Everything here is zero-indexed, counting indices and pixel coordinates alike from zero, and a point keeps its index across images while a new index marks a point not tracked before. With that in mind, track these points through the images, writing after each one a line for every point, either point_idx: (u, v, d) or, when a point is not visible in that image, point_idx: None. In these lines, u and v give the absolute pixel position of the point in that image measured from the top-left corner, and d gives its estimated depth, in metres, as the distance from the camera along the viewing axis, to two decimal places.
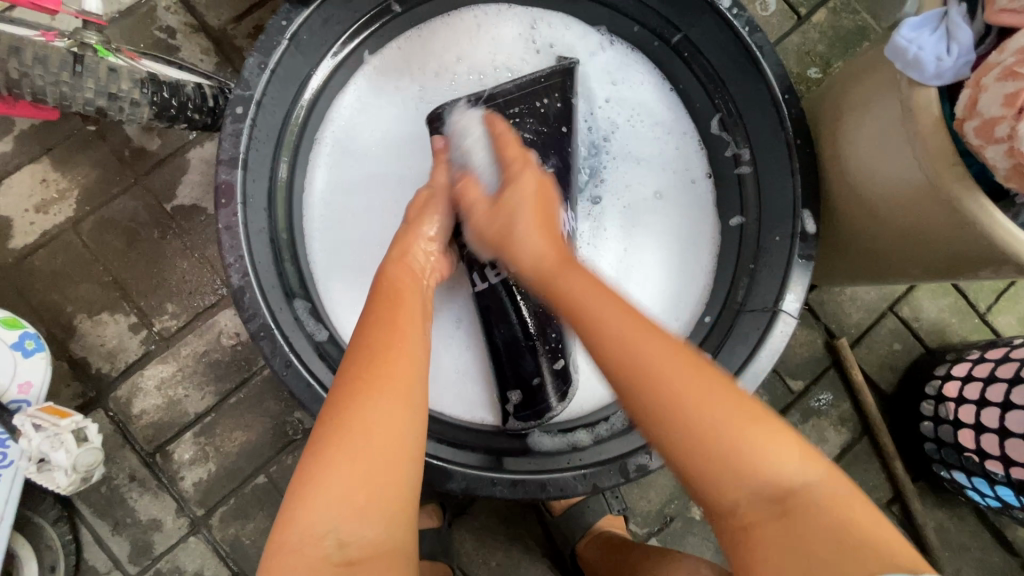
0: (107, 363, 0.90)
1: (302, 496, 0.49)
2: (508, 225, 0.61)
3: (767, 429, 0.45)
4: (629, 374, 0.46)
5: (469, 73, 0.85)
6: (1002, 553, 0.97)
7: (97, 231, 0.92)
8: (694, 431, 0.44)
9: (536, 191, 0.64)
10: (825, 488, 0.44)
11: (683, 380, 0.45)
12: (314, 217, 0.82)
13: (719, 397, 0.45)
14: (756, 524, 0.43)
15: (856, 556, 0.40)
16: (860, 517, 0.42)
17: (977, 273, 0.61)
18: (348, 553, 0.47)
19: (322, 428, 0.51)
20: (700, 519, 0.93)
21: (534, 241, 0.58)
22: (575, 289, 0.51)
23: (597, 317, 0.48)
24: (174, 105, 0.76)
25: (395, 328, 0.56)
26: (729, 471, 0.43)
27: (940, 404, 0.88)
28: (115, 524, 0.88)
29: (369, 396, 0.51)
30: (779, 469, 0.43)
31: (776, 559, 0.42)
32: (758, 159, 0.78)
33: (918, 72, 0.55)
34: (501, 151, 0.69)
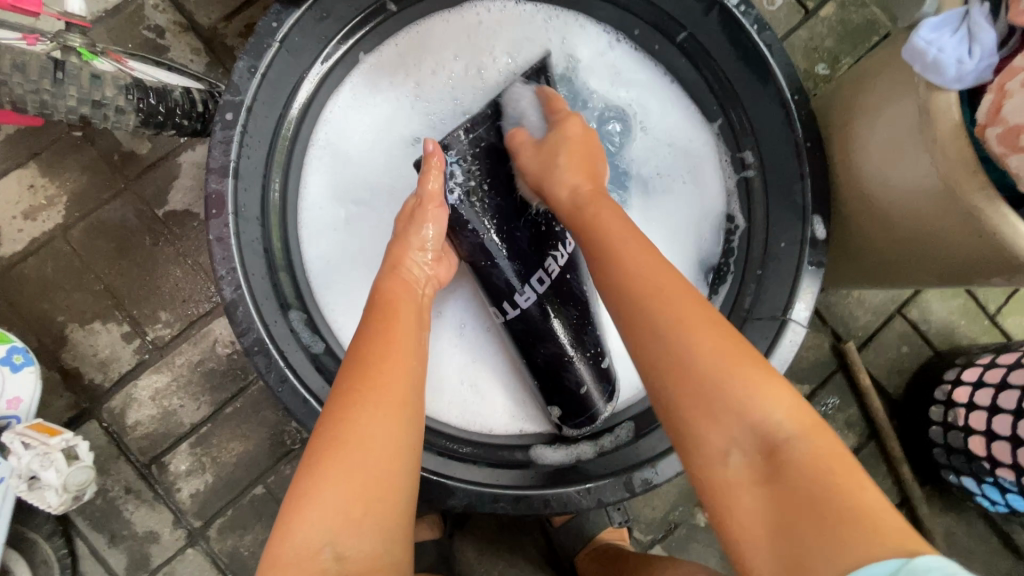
0: (100, 373, 0.88)
1: (297, 510, 0.47)
2: (552, 163, 0.64)
3: (751, 376, 0.46)
4: (647, 307, 0.49)
5: (467, 68, 0.81)
6: (1010, 557, 0.96)
7: (88, 238, 0.89)
8: (695, 365, 0.47)
9: (582, 141, 0.66)
10: (810, 445, 0.44)
11: (693, 318, 0.48)
12: (308, 223, 0.79)
13: (712, 338, 0.47)
14: (741, 474, 0.45)
15: (839, 524, 0.41)
16: (839, 474, 0.43)
17: (989, 281, 0.60)
18: (347, 569, 0.46)
19: (317, 442, 0.50)
20: (704, 526, 0.92)
21: (574, 181, 0.62)
22: (603, 215, 0.57)
23: (622, 260, 0.53)
24: (162, 112, 0.74)
25: (388, 338, 0.55)
26: (726, 409, 0.46)
27: (950, 409, 0.86)
28: (111, 537, 0.87)
29: (364, 409, 0.50)
30: (770, 416, 0.45)
31: (758, 511, 0.44)
32: (764, 162, 0.76)
33: (938, 75, 0.53)
34: (551, 103, 0.69)
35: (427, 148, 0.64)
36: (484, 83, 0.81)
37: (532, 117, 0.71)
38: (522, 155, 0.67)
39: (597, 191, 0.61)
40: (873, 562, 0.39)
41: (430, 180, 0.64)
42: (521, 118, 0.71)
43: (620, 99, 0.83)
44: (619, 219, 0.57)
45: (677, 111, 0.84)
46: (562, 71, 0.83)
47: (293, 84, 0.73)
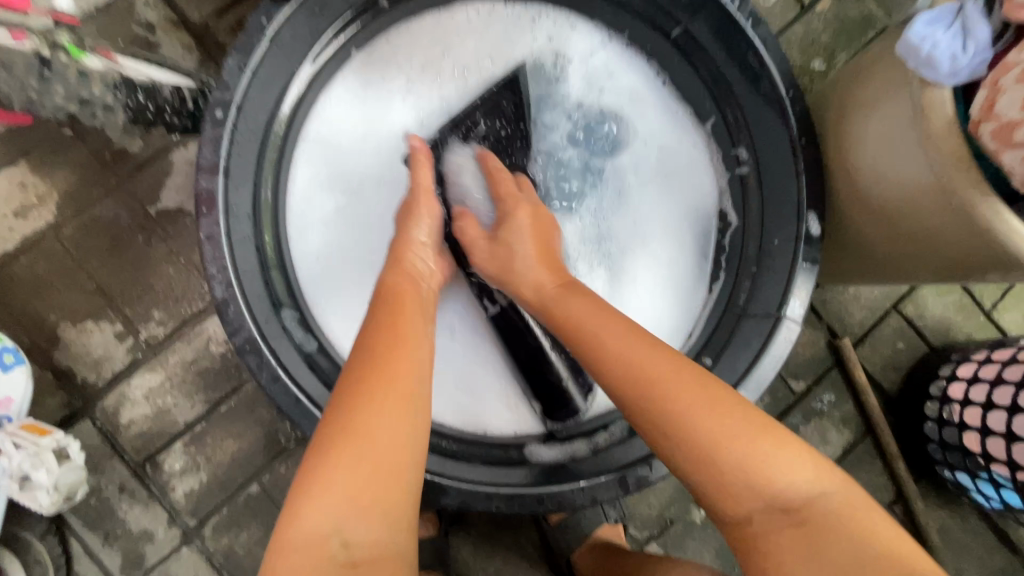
0: (93, 373, 0.88)
1: (304, 496, 0.47)
2: (512, 257, 0.66)
3: (770, 438, 0.48)
4: (653, 399, 0.50)
5: (455, 69, 0.82)
6: (1005, 552, 0.96)
7: (80, 236, 0.89)
8: (711, 449, 0.47)
9: (534, 224, 0.68)
10: (837, 496, 0.46)
11: (693, 400, 0.49)
12: (297, 219, 0.77)
13: (727, 413, 0.48)
14: (773, 534, 0.46)
15: (879, 561, 0.43)
16: (865, 519, 0.45)
17: (983, 277, 0.59)
18: (353, 555, 0.46)
19: (327, 429, 0.49)
20: (699, 522, 0.92)
21: (541, 276, 0.64)
22: (582, 315, 0.58)
23: (616, 351, 0.53)
24: (151, 109, 0.73)
25: (398, 330, 0.55)
26: (750, 487, 0.46)
27: (945, 405, 0.86)
28: (106, 536, 0.87)
29: (374, 399, 0.50)
30: (793, 480, 0.46)
31: (793, 557, 0.45)
32: (758, 159, 0.76)
33: (932, 70, 0.53)
34: (496, 187, 0.72)
35: (414, 144, 0.73)
36: (472, 82, 0.82)
37: (478, 199, 0.76)
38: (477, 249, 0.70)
39: (560, 285, 0.63)
40: None
41: (420, 174, 0.71)
42: (469, 203, 0.76)
43: (604, 99, 0.83)
44: (596, 309, 0.58)
45: (669, 108, 0.83)
46: (548, 74, 0.82)
47: (284, 81, 0.73)
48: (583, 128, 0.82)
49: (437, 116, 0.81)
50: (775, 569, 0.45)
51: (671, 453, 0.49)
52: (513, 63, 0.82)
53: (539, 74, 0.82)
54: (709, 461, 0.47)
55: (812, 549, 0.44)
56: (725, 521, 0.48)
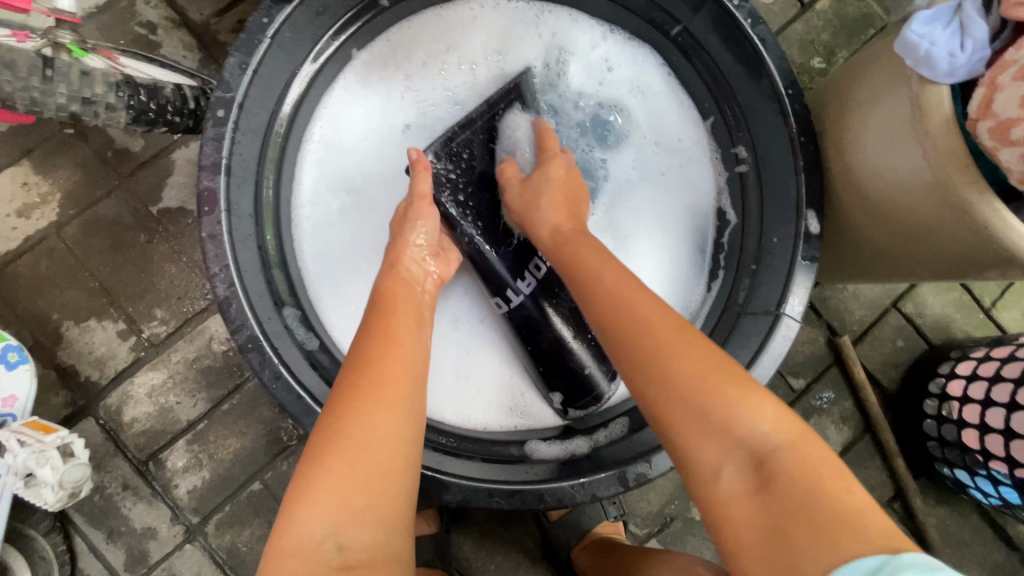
0: (96, 371, 0.89)
1: (299, 501, 0.47)
2: (534, 199, 0.68)
3: (739, 390, 0.47)
4: (628, 322, 0.52)
5: (459, 63, 0.82)
6: (1003, 548, 0.97)
7: (82, 235, 0.89)
8: (674, 374, 0.48)
9: (565, 179, 0.70)
10: (794, 450, 0.45)
11: (662, 327, 0.51)
12: (304, 221, 0.79)
13: (700, 355, 0.49)
14: (733, 489, 0.45)
15: (826, 524, 0.41)
16: (829, 480, 0.43)
17: (983, 275, 0.59)
18: (349, 559, 0.46)
19: (319, 436, 0.50)
20: (699, 519, 0.92)
21: (557, 219, 0.66)
22: (584, 255, 0.60)
23: (599, 285, 0.56)
24: (153, 108, 0.73)
25: (390, 334, 0.56)
26: (711, 422, 0.46)
27: (944, 402, 0.87)
28: (110, 533, 0.87)
29: (365, 404, 0.50)
30: (755, 428, 0.46)
31: (750, 519, 0.44)
32: (759, 157, 0.76)
33: (929, 69, 0.53)
34: (543, 141, 0.73)
35: (412, 156, 0.69)
36: (478, 76, 0.82)
37: (525, 154, 0.76)
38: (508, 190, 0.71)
39: (578, 228, 0.65)
40: (860, 555, 0.39)
41: (420, 183, 0.68)
42: (515, 156, 0.76)
43: (606, 90, 0.83)
44: (600, 255, 0.59)
45: (671, 104, 0.84)
46: (550, 67, 0.83)
47: (285, 81, 0.73)
48: (587, 118, 0.82)
49: (442, 109, 0.81)
50: (737, 526, 0.44)
51: (641, 392, 0.50)
52: (516, 58, 0.82)
53: (541, 68, 0.82)
54: (676, 398, 0.48)
55: (772, 509, 0.43)
56: (692, 479, 0.48)
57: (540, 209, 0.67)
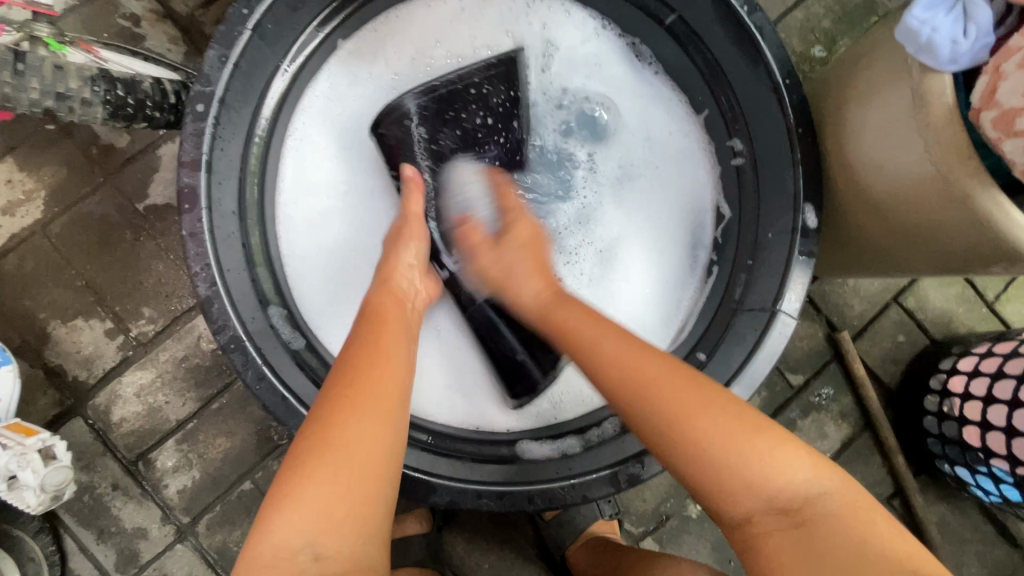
0: (84, 370, 0.88)
1: (275, 511, 0.46)
2: (506, 270, 0.66)
3: (764, 432, 0.49)
4: (655, 397, 0.50)
5: (448, 57, 0.81)
6: (1005, 545, 0.95)
7: (68, 233, 0.88)
8: (705, 445, 0.48)
9: (533, 240, 0.68)
10: (839, 496, 0.47)
11: (686, 399, 0.50)
12: (288, 216, 0.77)
13: (734, 416, 0.49)
14: (772, 532, 0.47)
15: (872, 559, 0.44)
16: (870, 520, 0.46)
17: (985, 270, 0.57)
18: (325, 567, 0.45)
19: (302, 444, 0.48)
20: (696, 517, 0.91)
21: (529, 289, 0.64)
22: (575, 319, 0.59)
23: (608, 353, 0.54)
24: (131, 103, 0.72)
25: (380, 348, 0.54)
26: (752, 481, 0.47)
27: (945, 399, 0.85)
28: (100, 533, 0.86)
29: (349, 415, 0.49)
30: (794, 478, 0.47)
31: (799, 560, 0.46)
32: (754, 150, 0.74)
33: (931, 56, 0.51)
34: (502, 198, 0.72)
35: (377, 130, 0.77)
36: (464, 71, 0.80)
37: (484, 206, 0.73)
38: (479, 257, 0.69)
39: (551, 290, 0.63)
40: None
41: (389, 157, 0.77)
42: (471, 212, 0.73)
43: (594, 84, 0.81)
44: (591, 322, 0.58)
45: (667, 93, 0.83)
46: (539, 59, 0.81)
47: (268, 74, 0.71)
48: (565, 114, 0.81)
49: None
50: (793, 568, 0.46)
51: (673, 459, 0.50)
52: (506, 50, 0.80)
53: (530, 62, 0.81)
54: (709, 454, 0.48)
55: (818, 553, 0.45)
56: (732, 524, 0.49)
57: (516, 281, 0.65)
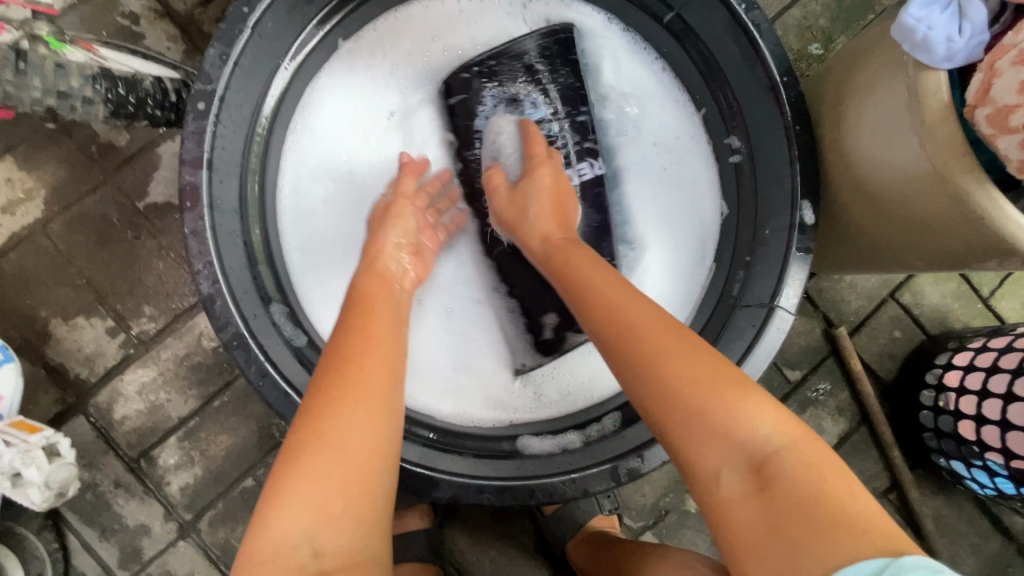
0: (85, 368, 0.88)
1: (275, 506, 0.46)
2: (525, 209, 0.70)
3: (733, 390, 0.47)
4: (629, 342, 0.51)
5: (447, 50, 0.82)
6: (1000, 538, 0.96)
7: (68, 232, 0.88)
8: (673, 387, 0.48)
9: (552, 188, 0.71)
10: (796, 454, 0.44)
11: (662, 340, 0.50)
12: (289, 214, 0.78)
13: (700, 361, 0.49)
14: (734, 491, 0.45)
15: (831, 525, 0.40)
16: (832, 482, 0.43)
17: (979, 265, 0.58)
18: (324, 564, 0.45)
19: (295, 437, 0.49)
20: (695, 511, 0.92)
21: (546, 229, 0.68)
22: (578, 263, 0.61)
23: (598, 295, 0.56)
24: (132, 102, 0.72)
25: (367, 334, 0.55)
26: (713, 429, 0.46)
27: (941, 393, 0.86)
28: (103, 531, 0.87)
29: (340, 405, 0.49)
30: (755, 431, 0.45)
31: (760, 527, 0.43)
32: (751, 147, 0.75)
33: (927, 54, 0.52)
34: (529, 147, 0.74)
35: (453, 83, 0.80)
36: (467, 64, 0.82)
37: (511, 158, 0.78)
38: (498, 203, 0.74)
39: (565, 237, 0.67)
40: (864, 556, 0.38)
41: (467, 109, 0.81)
42: (500, 161, 0.79)
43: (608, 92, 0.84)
44: (601, 271, 0.59)
45: (668, 85, 0.83)
46: None
47: (268, 73, 0.72)
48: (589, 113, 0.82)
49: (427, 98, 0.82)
50: (754, 527, 0.43)
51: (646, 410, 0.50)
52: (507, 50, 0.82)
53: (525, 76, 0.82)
54: (674, 406, 0.47)
55: (775, 514, 0.42)
56: (699, 491, 0.47)
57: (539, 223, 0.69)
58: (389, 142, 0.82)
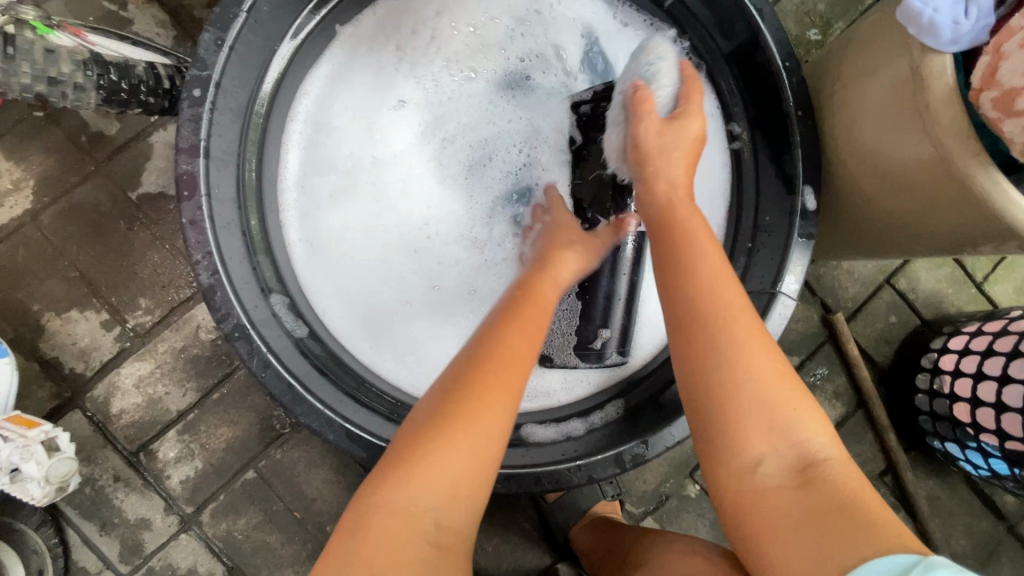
0: (80, 363, 0.86)
1: (416, 469, 0.47)
2: (668, 151, 0.61)
3: (796, 396, 0.49)
4: (730, 334, 0.50)
5: (455, 27, 0.81)
6: (990, 517, 0.98)
7: (60, 223, 0.86)
8: (744, 383, 0.48)
9: (700, 141, 0.63)
10: (839, 465, 0.47)
11: (751, 343, 0.50)
12: (288, 202, 0.78)
13: (771, 366, 0.49)
14: (770, 482, 0.47)
15: (865, 524, 0.43)
16: (866, 494, 0.45)
17: (978, 250, 0.59)
18: (440, 537, 0.47)
19: (450, 408, 0.48)
20: (695, 497, 0.93)
21: (676, 177, 0.60)
22: (696, 227, 0.56)
23: (705, 277, 0.53)
24: (125, 88, 0.70)
25: (528, 326, 0.55)
26: (772, 426, 0.48)
27: (936, 376, 0.87)
28: (103, 525, 0.86)
29: (499, 392, 0.50)
30: (807, 437, 0.48)
31: (789, 518, 0.45)
32: (751, 132, 0.76)
33: (933, 37, 0.51)
34: (692, 88, 0.65)
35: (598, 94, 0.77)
36: (474, 47, 0.81)
37: (665, 91, 0.65)
38: (643, 127, 0.62)
39: (690, 197, 0.60)
40: (891, 553, 0.40)
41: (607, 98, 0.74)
42: (651, 83, 0.65)
43: None
44: (709, 236, 0.56)
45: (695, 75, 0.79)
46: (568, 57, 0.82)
47: (264, 58, 0.70)
48: None
49: (445, 82, 0.81)
50: (780, 519, 0.45)
51: (703, 402, 0.50)
52: (518, 42, 0.82)
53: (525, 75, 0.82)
54: (739, 395, 0.48)
55: (810, 507, 0.45)
56: (729, 472, 0.48)
57: (668, 166, 0.61)
58: (401, 132, 0.81)
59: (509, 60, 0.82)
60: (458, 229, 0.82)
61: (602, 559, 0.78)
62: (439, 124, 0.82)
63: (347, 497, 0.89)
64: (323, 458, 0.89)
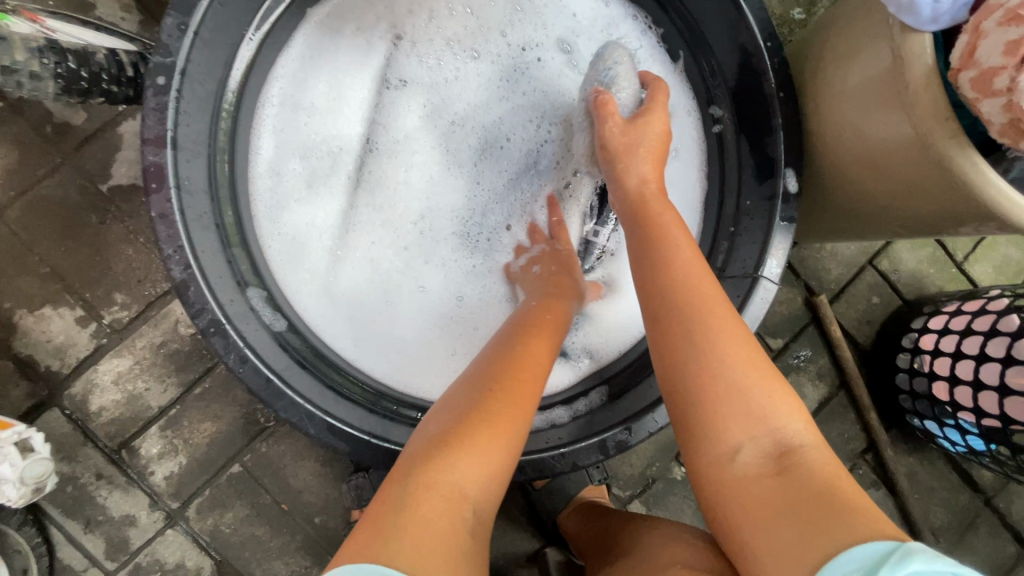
0: (56, 360, 0.85)
1: (463, 453, 0.47)
2: (632, 145, 0.63)
3: (774, 385, 0.49)
4: (709, 325, 0.50)
5: (453, 10, 0.79)
6: (968, 491, 1.01)
7: (28, 218, 0.84)
8: (723, 371, 0.49)
9: (661, 140, 0.64)
10: (817, 452, 0.47)
11: (728, 333, 0.50)
12: (260, 189, 0.76)
13: (750, 356, 0.50)
14: (751, 469, 0.47)
15: (845, 508, 0.42)
16: (845, 480, 0.45)
17: (958, 231, 0.59)
18: (474, 525, 0.47)
19: (493, 399, 0.50)
20: (681, 479, 0.94)
21: (646, 171, 0.62)
22: (669, 219, 0.57)
23: (682, 269, 0.53)
24: (85, 77, 0.68)
25: (543, 335, 0.59)
26: (750, 414, 0.48)
27: (916, 356, 0.88)
28: (87, 522, 0.85)
29: (530, 388, 0.53)
30: (785, 424, 0.48)
31: (771, 504, 0.45)
32: (734, 115, 0.75)
33: (913, 16, 0.51)
34: (653, 92, 0.67)
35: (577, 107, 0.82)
36: (468, 30, 0.79)
37: (624, 93, 0.68)
38: (608, 128, 0.65)
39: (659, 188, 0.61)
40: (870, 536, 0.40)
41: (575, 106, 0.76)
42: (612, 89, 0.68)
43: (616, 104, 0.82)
44: (679, 225, 0.57)
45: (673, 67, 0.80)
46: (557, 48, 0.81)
47: (232, 44, 0.68)
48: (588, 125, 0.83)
49: (450, 65, 0.80)
50: (762, 506, 0.45)
51: (685, 392, 0.50)
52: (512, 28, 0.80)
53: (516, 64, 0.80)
54: (715, 384, 0.49)
55: (791, 492, 0.44)
56: (710, 460, 0.49)
57: (636, 161, 0.62)
58: (393, 118, 0.80)
59: (501, 45, 0.80)
60: (437, 214, 0.81)
61: (588, 544, 0.79)
62: (432, 112, 0.81)
63: (334, 489, 0.89)
64: (308, 451, 0.89)
